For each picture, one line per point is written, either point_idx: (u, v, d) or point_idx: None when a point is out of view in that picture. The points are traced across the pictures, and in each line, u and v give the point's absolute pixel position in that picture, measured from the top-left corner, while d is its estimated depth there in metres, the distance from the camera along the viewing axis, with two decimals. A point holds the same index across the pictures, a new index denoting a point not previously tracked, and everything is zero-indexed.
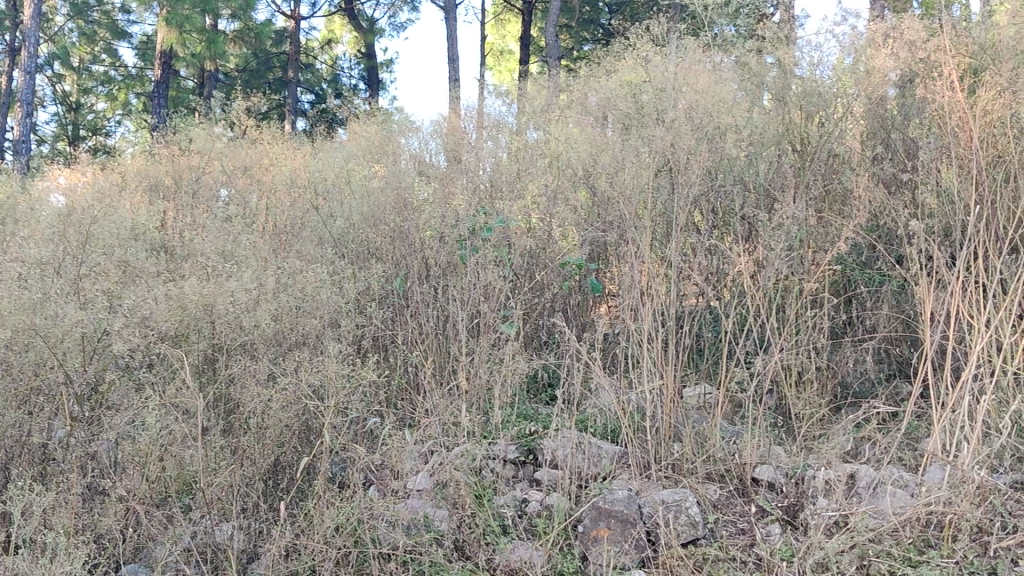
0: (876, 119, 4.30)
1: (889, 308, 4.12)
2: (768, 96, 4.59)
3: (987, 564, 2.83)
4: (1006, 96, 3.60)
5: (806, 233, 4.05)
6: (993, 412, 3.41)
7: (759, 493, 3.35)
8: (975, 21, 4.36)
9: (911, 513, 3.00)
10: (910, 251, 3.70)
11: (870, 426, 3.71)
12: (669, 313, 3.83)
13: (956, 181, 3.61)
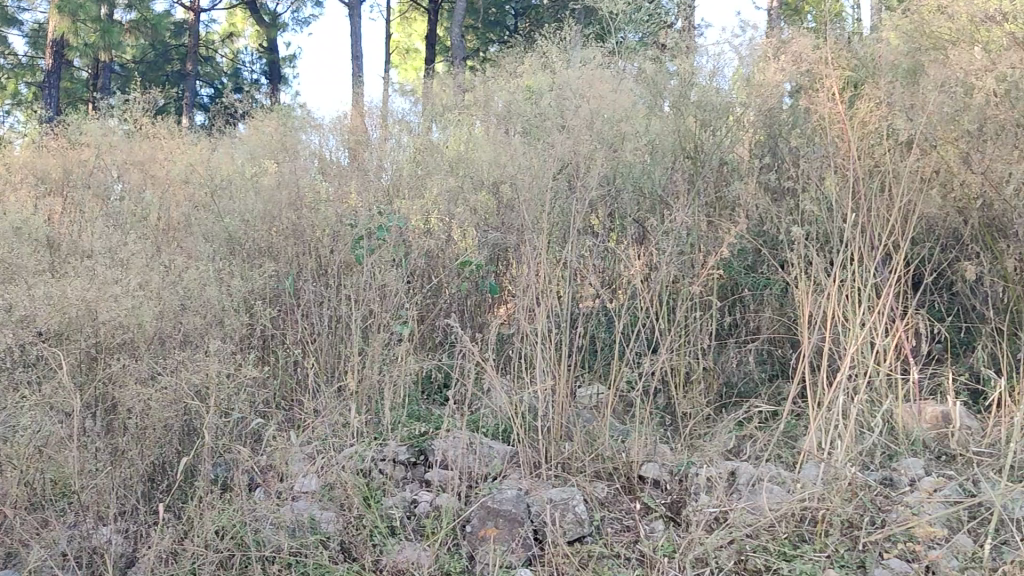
0: (766, 128, 4.39)
1: (772, 311, 4.25)
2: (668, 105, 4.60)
3: (856, 556, 2.95)
4: (884, 107, 3.73)
5: (695, 237, 4.14)
6: (866, 411, 3.54)
7: (644, 490, 3.43)
8: (858, 35, 4.51)
9: (787, 509, 3.10)
10: (791, 256, 3.83)
11: (752, 425, 3.83)
12: (561, 314, 3.87)
13: (835, 190, 3.74)
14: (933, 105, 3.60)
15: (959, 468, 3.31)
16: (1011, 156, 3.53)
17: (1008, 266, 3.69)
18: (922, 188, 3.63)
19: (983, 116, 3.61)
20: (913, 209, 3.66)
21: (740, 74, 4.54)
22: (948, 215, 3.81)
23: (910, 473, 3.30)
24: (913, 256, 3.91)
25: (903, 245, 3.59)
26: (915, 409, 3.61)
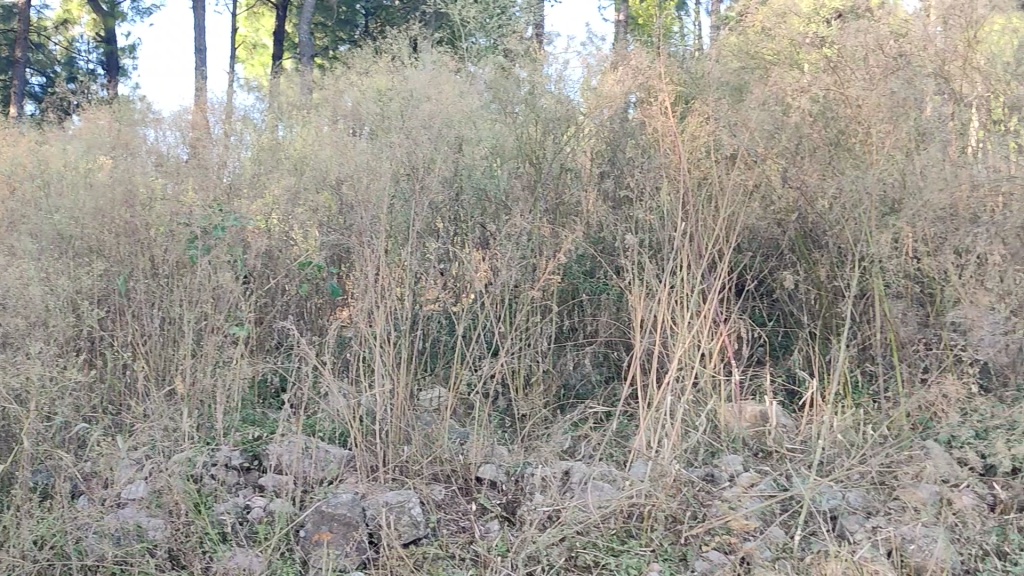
0: (603, 139, 4.40)
1: (609, 315, 4.35)
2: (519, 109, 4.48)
3: (679, 550, 3.07)
4: (713, 123, 3.86)
5: (536, 242, 4.20)
6: (692, 411, 3.68)
7: (481, 492, 3.45)
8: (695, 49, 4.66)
9: (616, 506, 3.19)
10: (626, 262, 3.94)
11: (586, 426, 3.91)
12: (402, 316, 3.86)
13: (667, 199, 3.87)
14: (754, 122, 3.78)
15: (773, 465, 3.50)
16: (825, 172, 3.80)
17: (820, 275, 3.95)
18: (745, 201, 3.81)
19: (799, 134, 3.84)
20: (736, 220, 3.84)
21: (588, 83, 4.51)
22: (768, 226, 4.01)
23: (729, 469, 3.47)
24: (737, 264, 4.09)
25: (727, 253, 3.75)
26: (737, 408, 3.74)
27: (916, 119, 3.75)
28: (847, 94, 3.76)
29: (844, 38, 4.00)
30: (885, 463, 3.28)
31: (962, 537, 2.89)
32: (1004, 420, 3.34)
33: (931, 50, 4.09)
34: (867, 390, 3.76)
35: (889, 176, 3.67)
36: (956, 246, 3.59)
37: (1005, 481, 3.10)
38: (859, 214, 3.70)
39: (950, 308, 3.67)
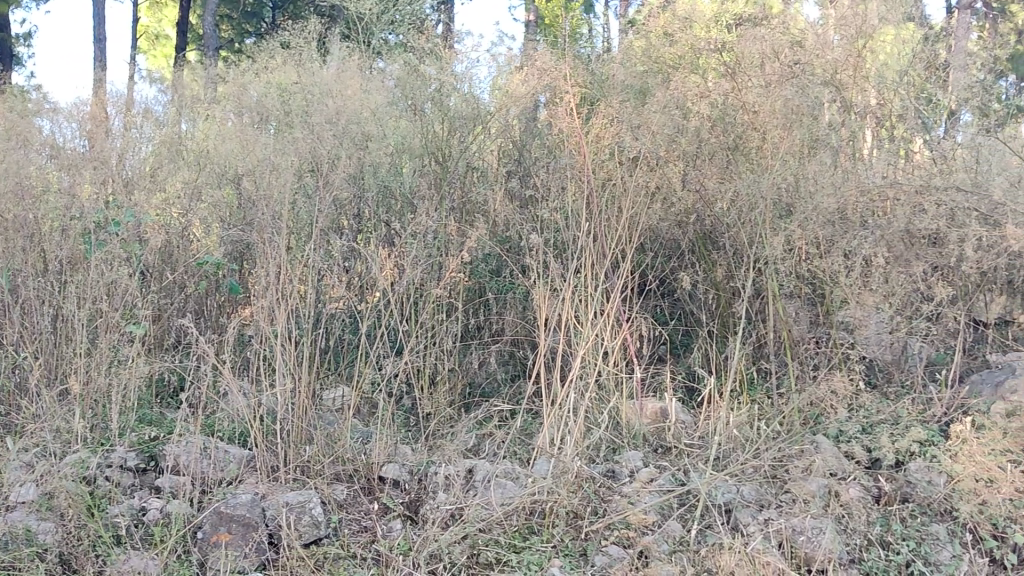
0: (507, 139, 4.41)
1: (516, 314, 4.25)
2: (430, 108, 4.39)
3: (580, 545, 3.05)
4: (618, 125, 3.89)
5: (443, 240, 4.19)
6: (594, 408, 3.71)
7: (383, 491, 3.42)
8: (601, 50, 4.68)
9: (518, 503, 3.18)
10: (531, 260, 3.95)
11: (490, 425, 3.90)
12: (305, 314, 3.80)
13: (573, 198, 3.89)
14: (656, 125, 3.84)
15: (672, 460, 3.54)
16: (723, 176, 3.92)
17: (718, 275, 4.04)
18: (646, 202, 3.87)
19: (699, 138, 3.91)
20: (638, 220, 3.89)
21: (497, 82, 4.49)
22: (670, 226, 4.07)
23: (630, 465, 3.48)
24: (639, 263, 4.14)
25: (629, 253, 3.80)
26: (638, 406, 3.78)
27: (808, 125, 3.88)
28: (745, 100, 3.87)
29: (743, 44, 4.10)
30: (777, 456, 3.36)
31: (848, 528, 2.95)
32: (887, 416, 3.51)
33: (826, 58, 4.23)
34: (762, 386, 3.86)
35: (782, 180, 3.78)
36: (844, 249, 3.73)
37: (889, 473, 3.20)
38: (755, 216, 3.81)
39: (841, 308, 3.80)
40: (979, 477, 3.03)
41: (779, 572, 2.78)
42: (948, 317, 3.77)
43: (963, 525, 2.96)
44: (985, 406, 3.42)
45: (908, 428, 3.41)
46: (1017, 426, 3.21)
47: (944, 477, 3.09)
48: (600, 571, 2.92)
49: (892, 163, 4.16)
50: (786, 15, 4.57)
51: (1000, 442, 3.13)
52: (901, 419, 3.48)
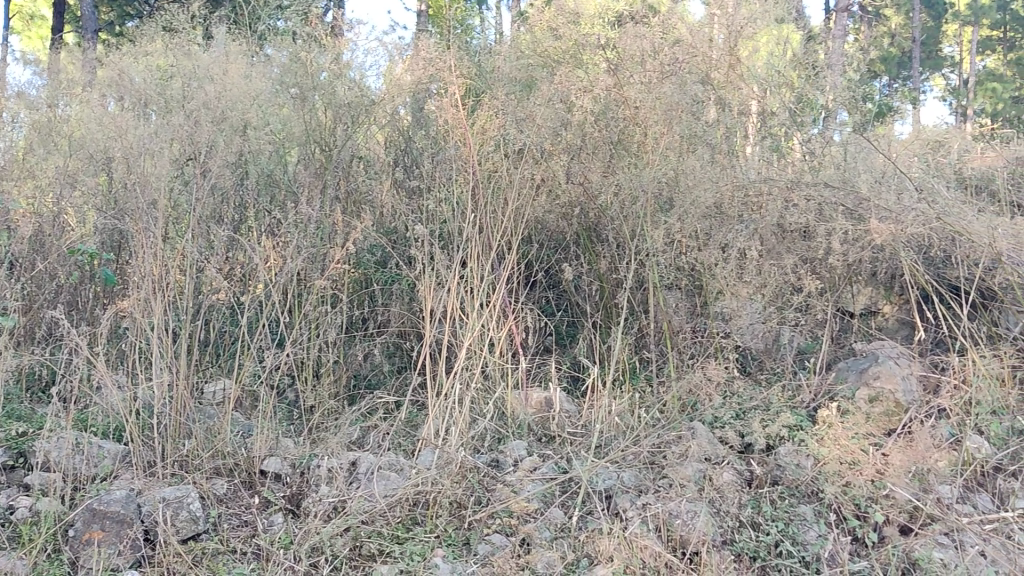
0: (393, 129, 4.36)
1: (400, 305, 4.23)
2: (320, 101, 4.25)
3: (462, 535, 3.02)
4: (502, 117, 3.89)
5: (328, 232, 4.14)
6: (479, 398, 3.71)
7: (264, 485, 3.35)
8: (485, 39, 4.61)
9: (401, 494, 3.15)
10: (415, 251, 3.92)
11: (375, 416, 3.87)
12: (183, 306, 3.70)
13: (457, 189, 3.88)
14: (541, 118, 3.84)
15: (555, 448, 3.56)
16: (603, 169, 3.96)
17: (601, 268, 4.09)
18: (532, 194, 3.89)
19: (582, 133, 3.97)
20: (522, 212, 3.90)
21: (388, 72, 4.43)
22: (555, 218, 4.11)
23: (514, 455, 3.48)
24: (524, 255, 4.16)
25: (514, 244, 3.83)
26: (523, 396, 3.81)
27: (686, 122, 4.01)
28: (627, 95, 3.94)
29: (625, 42, 4.20)
30: (656, 444, 3.44)
31: (721, 510, 3.02)
32: (759, 402, 3.63)
33: (700, 57, 4.33)
34: (643, 375, 3.94)
35: (662, 176, 3.88)
36: (721, 241, 3.90)
37: (761, 457, 3.30)
38: (636, 210, 3.89)
39: (718, 299, 3.91)
40: (844, 459, 3.13)
41: (655, 555, 2.80)
42: (815, 308, 3.93)
43: (828, 505, 3.00)
44: (850, 391, 3.55)
45: (779, 413, 3.53)
46: (877, 411, 3.41)
47: (810, 459, 3.19)
48: (481, 559, 2.89)
49: (766, 162, 4.33)
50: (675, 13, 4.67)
51: (862, 427, 3.29)
52: (772, 405, 3.60)
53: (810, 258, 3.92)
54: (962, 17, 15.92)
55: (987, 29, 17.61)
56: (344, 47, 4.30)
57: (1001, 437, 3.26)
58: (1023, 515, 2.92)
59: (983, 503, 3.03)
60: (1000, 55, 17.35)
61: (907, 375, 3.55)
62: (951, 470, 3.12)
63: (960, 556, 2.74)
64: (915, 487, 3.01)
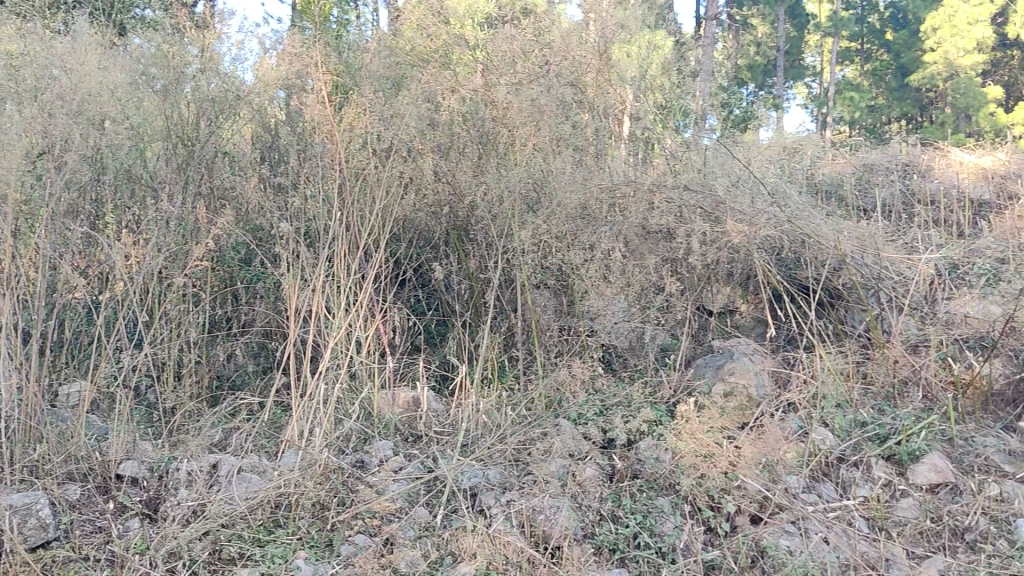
0: (260, 124, 4.24)
1: (266, 304, 4.16)
2: (191, 88, 4.09)
3: (325, 536, 2.98)
4: (370, 116, 3.82)
5: (190, 231, 4.03)
6: (345, 399, 3.69)
7: (120, 489, 3.24)
8: (357, 35, 4.58)
9: (263, 496, 3.10)
10: (281, 249, 3.86)
11: (238, 417, 3.79)
12: (34, 304, 3.55)
13: (324, 187, 3.83)
14: (408, 118, 3.81)
15: (421, 448, 3.54)
16: (472, 169, 3.99)
17: (470, 266, 4.11)
18: (400, 193, 3.88)
19: (448, 132, 3.95)
20: (390, 211, 3.89)
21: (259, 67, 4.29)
22: (423, 217, 4.10)
23: (379, 455, 3.45)
24: (392, 254, 4.15)
25: (381, 243, 3.80)
26: (389, 396, 3.79)
27: (553, 124, 4.02)
28: (495, 96, 3.94)
29: (494, 43, 4.18)
30: (521, 441, 3.49)
31: (582, 505, 3.07)
32: (622, 399, 3.72)
33: (571, 59, 4.39)
34: (510, 373, 3.98)
35: (528, 176, 3.93)
36: (586, 242, 3.98)
37: (622, 452, 3.38)
38: (503, 211, 3.93)
39: (584, 299, 3.99)
40: (699, 452, 3.23)
41: (518, 551, 2.83)
42: (676, 307, 4.05)
43: (684, 497, 3.10)
44: (707, 387, 3.68)
45: (640, 409, 3.63)
46: (731, 406, 3.52)
47: (669, 453, 3.29)
48: (344, 560, 2.86)
49: (631, 164, 4.43)
50: (549, 14, 4.69)
51: (717, 420, 3.39)
52: (634, 401, 3.69)
53: (671, 258, 4.04)
54: (822, 28, 16.66)
55: (846, 40, 18.48)
56: (215, 38, 4.18)
57: (845, 429, 3.42)
58: (863, 503, 3.06)
59: (827, 492, 3.16)
60: (857, 65, 18.25)
61: (759, 371, 3.74)
62: (798, 461, 3.26)
63: (804, 543, 2.86)
64: (764, 478, 3.13)
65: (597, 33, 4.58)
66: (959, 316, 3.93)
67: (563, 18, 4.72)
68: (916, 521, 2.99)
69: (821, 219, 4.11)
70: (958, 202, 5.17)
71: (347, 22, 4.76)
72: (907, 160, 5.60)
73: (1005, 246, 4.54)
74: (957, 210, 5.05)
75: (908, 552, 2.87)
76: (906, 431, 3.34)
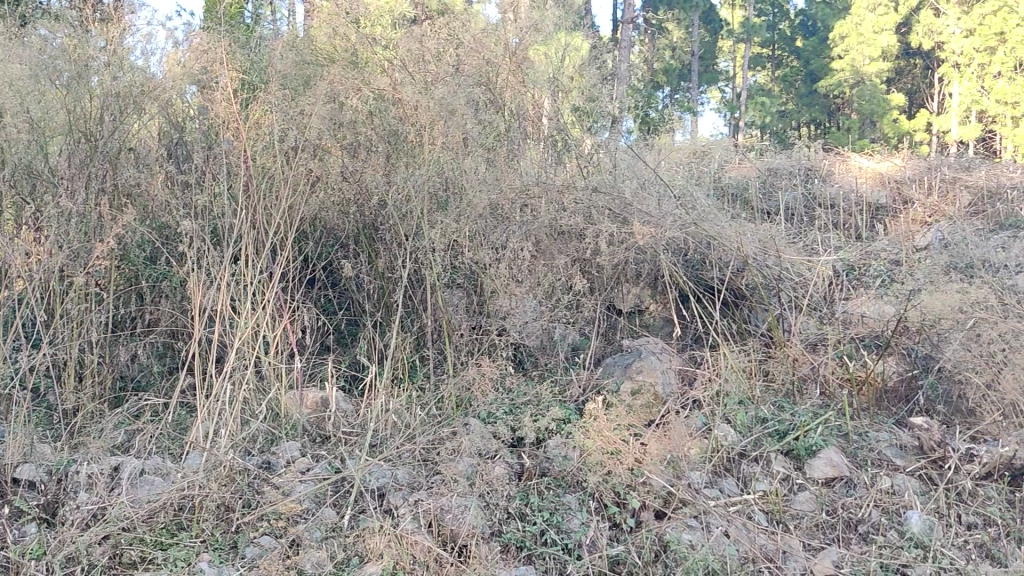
0: (166, 121, 4.13)
1: (171, 303, 4.09)
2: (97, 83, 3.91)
3: (230, 539, 2.94)
4: (273, 113, 3.78)
5: (91, 227, 3.86)
6: (252, 400, 3.65)
7: (16, 493, 3.14)
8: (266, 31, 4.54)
9: (165, 499, 3.04)
10: (186, 249, 3.80)
11: (141, 419, 3.71)
12: None
13: (230, 185, 3.78)
14: (315, 116, 3.77)
15: (329, 448, 3.51)
16: (381, 167, 3.93)
17: (379, 266, 4.08)
18: (307, 191, 3.85)
19: (352, 130, 3.92)
20: (298, 209, 3.86)
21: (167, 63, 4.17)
22: (333, 216, 4.08)
23: (286, 455, 3.42)
24: (301, 253, 4.12)
25: (289, 242, 3.78)
26: (297, 396, 3.76)
27: (460, 123, 4.01)
28: (401, 96, 3.92)
29: (402, 43, 4.25)
30: (430, 441, 3.50)
31: (490, 504, 3.09)
32: (530, 397, 3.76)
33: (480, 59, 4.41)
34: (420, 372, 3.99)
35: (435, 175, 3.92)
36: (495, 242, 4.01)
37: (530, 450, 3.42)
38: (408, 210, 3.91)
39: (494, 299, 4.02)
40: (606, 450, 3.29)
41: (425, 550, 2.84)
42: (585, 306, 4.13)
43: (590, 494, 3.15)
44: (614, 386, 3.74)
45: (548, 408, 3.67)
46: (638, 403, 3.58)
47: (576, 451, 3.34)
48: (248, 562, 2.83)
49: (541, 165, 4.48)
50: (462, 16, 4.71)
51: (623, 418, 3.45)
52: (543, 400, 3.73)
53: (580, 258, 4.12)
54: (735, 35, 17.03)
55: (756, 47, 18.93)
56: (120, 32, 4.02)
57: (746, 425, 3.52)
58: (762, 497, 3.15)
59: (728, 486, 3.24)
60: (769, 71, 18.72)
61: (665, 369, 3.81)
62: (700, 457, 3.34)
63: (706, 537, 2.93)
64: (668, 473, 3.20)
65: (508, 35, 4.63)
66: (855, 315, 4.09)
67: (476, 20, 4.77)
68: (811, 514, 3.09)
69: (726, 224, 4.25)
70: (856, 206, 5.37)
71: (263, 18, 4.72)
72: (809, 165, 5.79)
73: (898, 249, 4.74)
74: (855, 213, 5.24)
75: (805, 544, 2.96)
76: (804, 427, 3.45)
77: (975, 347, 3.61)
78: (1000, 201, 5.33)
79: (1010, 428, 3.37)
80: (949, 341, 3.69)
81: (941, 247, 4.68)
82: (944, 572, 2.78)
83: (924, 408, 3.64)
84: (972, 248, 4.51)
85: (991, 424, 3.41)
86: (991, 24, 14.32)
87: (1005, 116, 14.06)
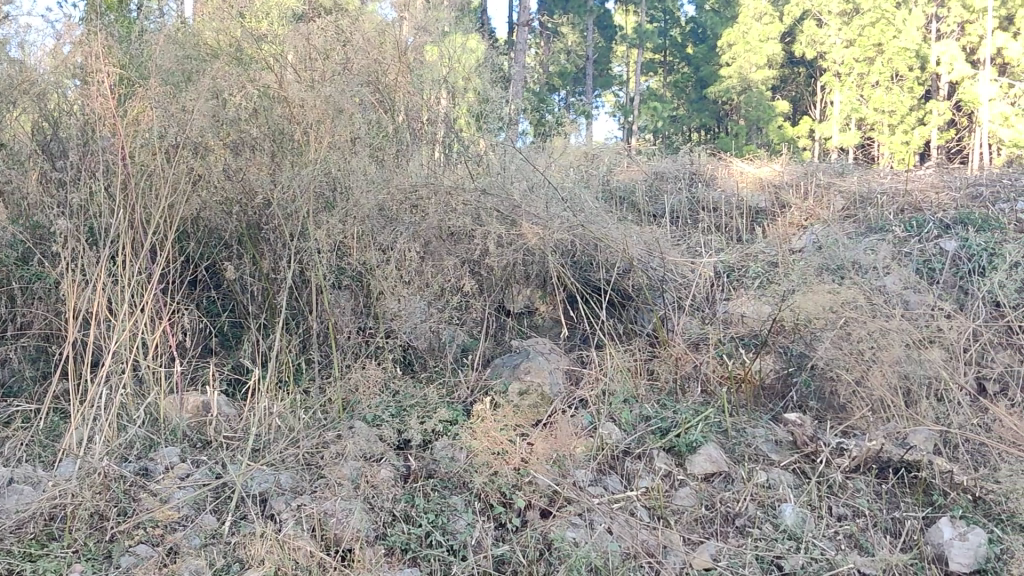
0: (38, 113, 3.93)
1: (45, 305, 3.94)
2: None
3: (104, 547, 2.85)
4: (153, 109, 3.67)
5: None
6: (129, 405, 3.54)
7: None
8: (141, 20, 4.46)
9: (35, 509, 2.94)
10: (60, 249, 3.66)
11: (10, 426, 3.56)
12: None
13: (107, 184, 3.66)
14: (197, 113, 3.69)
15: (210, 453, 3.43)
16: (264, 166, 3.83)
17: (263, 266, 3.99)
18: (188, 189, 3.75)
19: (236, 128, 3.84)
20: (179, 209, 3.76)
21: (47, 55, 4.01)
22: (215, 216, 3.99)
23: (165, 461, 3.33)
24: (183, 253, 4.01)
25: (169, 241, 3.67)
26: (177, 400, 3.67)
27: (348, 122, 4.02)
28: (287, 94, 3.92)
29: (287, 40, 4.21)
30: (315, 445, 3.46)
31: (374, 506, 3.07)
32: (417, 399, 3.76)
33: (370, 58, 4.41)
34: (306, 375, 3.94)
35: (322, 175, 3.87)
36: (382, 243, 3.98)
37: (416, 452, 3.41)
38: (294, 210, 3.85)
39: (381, 300, 3.99)
40: (492, 451, 3.30)
41: (307, 555, 2.81)
42: (474, 307, 4.15)
43: (476, 494, 3.16)
44: (502, 387, 3.76)
45: (436, 409, 3.67)
46: (526, 403, 3.61)
47: (463, 452, 3.35)
48: (123, 572, 2.74)
49: (431, 165, 4.46)
50: (354, 17, 4.67)
51: (510, 419, 3.48)
52: (430, 402, 3.73)
53: (469, 259, 4.12)
54: (628, 40, 17.33)
55: (650, 53, 19.28)
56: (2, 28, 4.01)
57: (630, 424, 3.59)
58: (645, 493, 3.22)
59: (612, 484, 3.30)
60: (661, 77, 19.09)
61: (553, 369, 3.86)
62: (586, 455, 3.39)
63: (589, 535, 2.97)
64: (554, 472, 3.24)
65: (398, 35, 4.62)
66: (735, 316, 4.22)
67: (369, 19, 4.74)
68: (692, 508, 3.17)
69: (612, 226, 4.31)
70: (737, 210, 5.53)
71: (143, 13, 4.58)
72: (694, 169, 5.94)
73: (775, 250, 4.90)
74: (736, 217, 5.40)
75: (685, 538, 3.04)
76: (685, 425, 3.54)
77: (846, 345, 3.73)
78: (870, 206, 5.51)
79: (877, 423, 3.58)
80: (822, 340, 3.80)
81: (815, 249, 4.86)
82: (815, 562, 2.90)
83: (798, 403, 3.79)
84: (842, 251, 4.67)
85: (859, 419, 3.59)
86: (870, 35, 14.92)
87: (883, 123, 14.72)
